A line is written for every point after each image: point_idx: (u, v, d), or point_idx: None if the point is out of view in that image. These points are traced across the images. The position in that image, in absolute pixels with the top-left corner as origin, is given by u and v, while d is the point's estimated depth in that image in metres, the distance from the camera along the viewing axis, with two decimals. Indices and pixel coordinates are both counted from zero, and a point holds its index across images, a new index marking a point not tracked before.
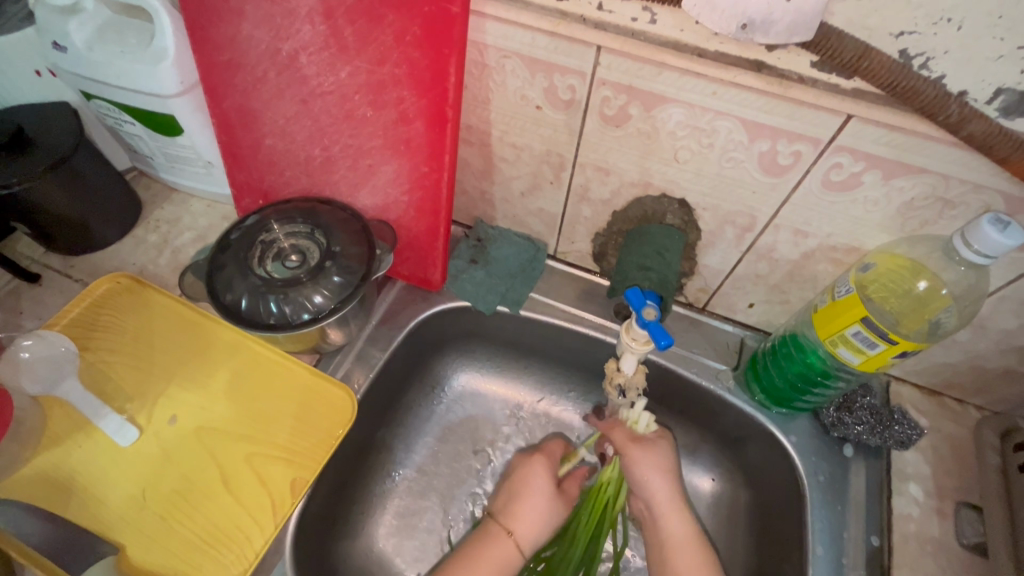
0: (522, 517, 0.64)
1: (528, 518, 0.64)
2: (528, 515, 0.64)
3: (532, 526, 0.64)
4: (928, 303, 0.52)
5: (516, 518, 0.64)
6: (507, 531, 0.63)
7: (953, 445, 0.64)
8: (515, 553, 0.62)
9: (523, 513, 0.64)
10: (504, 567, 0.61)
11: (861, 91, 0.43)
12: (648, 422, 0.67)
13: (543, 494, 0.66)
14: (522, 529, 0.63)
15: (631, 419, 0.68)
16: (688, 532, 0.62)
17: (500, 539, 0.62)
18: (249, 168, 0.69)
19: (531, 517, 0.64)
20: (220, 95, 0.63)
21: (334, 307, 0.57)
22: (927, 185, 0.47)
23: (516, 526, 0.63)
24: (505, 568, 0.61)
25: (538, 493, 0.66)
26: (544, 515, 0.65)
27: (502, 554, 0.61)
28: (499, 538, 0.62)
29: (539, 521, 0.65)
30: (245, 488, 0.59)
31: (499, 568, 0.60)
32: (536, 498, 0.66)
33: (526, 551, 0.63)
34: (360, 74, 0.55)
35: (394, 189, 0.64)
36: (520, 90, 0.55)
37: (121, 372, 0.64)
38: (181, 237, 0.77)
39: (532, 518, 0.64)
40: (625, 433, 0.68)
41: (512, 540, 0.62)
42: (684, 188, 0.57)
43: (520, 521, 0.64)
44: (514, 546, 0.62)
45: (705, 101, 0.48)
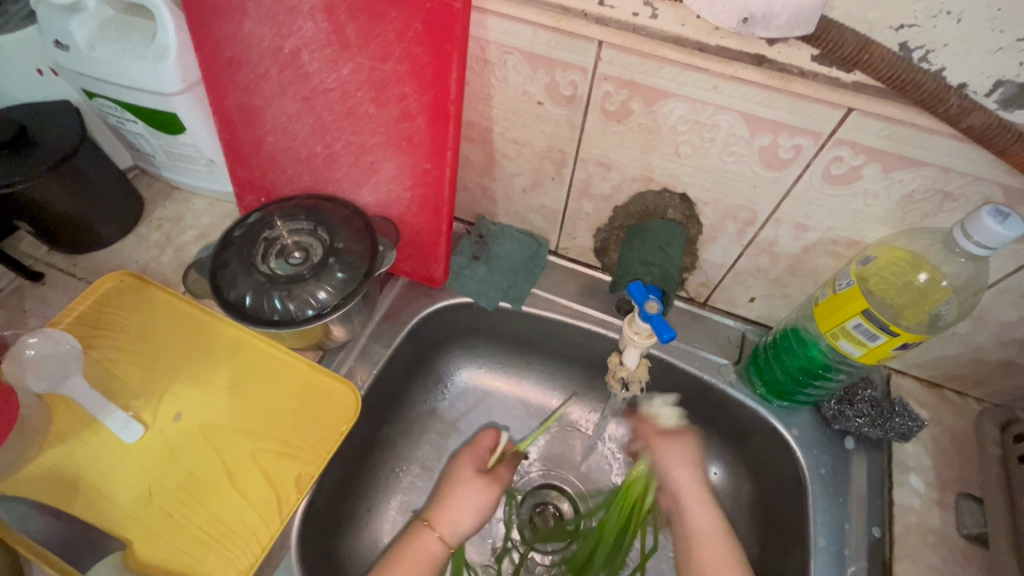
0: (449, 513, 0.64)
1: (452, 510, 0.65)
2: (453, 513, 0.64)
3: (457, 517, 0.64)
4: (929, 295, 0.53)
5: (440, 512, 0.65)
6: (428, 527, 0.64)
7: (954, 437, 0.65)
8: (439, 546, 0.63)
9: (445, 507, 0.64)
10: (428, 559, 0.61)
11: (861, 84, 0.44)
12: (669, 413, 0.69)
13: (466, 489, 0.66)
14: (446, 522, 0.64)
15: (651, 413, 0.70)
16: (715, 520, 0.61)
17: (423, 536, 0.63)
18: (252, 166, 0.69)
19: (455, 511, 0.65)
20: (222, 93, 0.63)
21: (338, 303, 0.57)
22: (927, 178, 0.47)
23: (439, 520, 0.64)
24: (430, 562, 0.61)
25: (466, 487, 0.66)
26: (468, 507, 0.65)
27: (426, 549, 0.62)
28: (420, 534, 0.63)
29: (464, 513, 0.65)
30: (251, 484, 0.59)
31: (423, 564, 0.61)
32: (461, 489, 0.66)
33: (452, 543, 0.63)
34: (362, 70, 0.55)
35: (396, 185, 0.64)
36: (522, 86, 0.56)
37: (126, 369, 0.64)
38: (184, 235, 0.77)
39: (455, 512, 0.65)
40: (650, 427, 0.69)
41: (435, 534, 0.63)
42: (685, 183, 0.57)
43: (445, 516, 0.64)
44: (439, 539, 0.63)
45: (706, 96, 0.49)
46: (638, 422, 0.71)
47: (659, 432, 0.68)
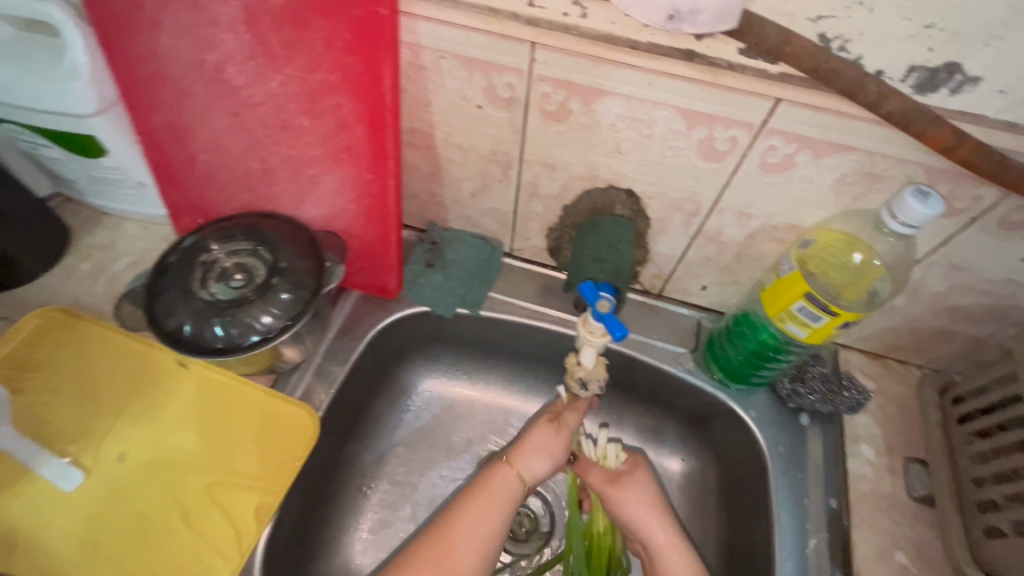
0: (525, 454, 0.65)
1: (534, 449, 0.65)
2: (529, 450, 0.65)
3: (533, 460, 0.65)
4: (864, 273, 0.55)
5: (519, 451, 0.65)
6: (510, 465, 0.64)
7: (899, 404, 0.68)
8: (516, 485, 0.63)
9: (525, 448, 0.65)
10: (506, 493, 0.62)
11: (786, 75, 0.45)
12: (615, 452, 0.67)
13: (545, 436, 0.66)
14: (522, 460, 0.64)
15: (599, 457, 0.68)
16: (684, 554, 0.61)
17: (502, 473, 0.63)
18: (186, 187, 0.66)
19: (534, 451, 0.65)
20: (145, 112, 0.59)
21: (285, 325, 0.55)
22: (855, 162, 0.49)
23: (517, 458, 0.64)
24: (510, 500, 0.62)
25: (542, 435, 0.66)
26: (546, 450, 0.66)
27: (501, 482, 0.62)
28: (501, 470, 0.63)
29: (543, 456, 0.65)
30: (207, 521, 0.56)
31: (504, 499, 0.62)
32: (537, 431, 0.67)
33: (528, 482, 0.64)
34: (292, 82, 0.53)
35: (340, 198, 0.62)
36: (460, 90, 0.55)
37: (62, 412, 0.60)
38: (118, 263, 0.72)
39: (532, 451, 0.65)
40: (601, 473, 0.67)
41: (514, 472, 0.63)
42: (630, 179, 0.58)
43: (522, 455, 0.65)
44: (516, 479, 0.63)
45: (642, 92, 0.49)
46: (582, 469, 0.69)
47: (609, 478, 0.67)
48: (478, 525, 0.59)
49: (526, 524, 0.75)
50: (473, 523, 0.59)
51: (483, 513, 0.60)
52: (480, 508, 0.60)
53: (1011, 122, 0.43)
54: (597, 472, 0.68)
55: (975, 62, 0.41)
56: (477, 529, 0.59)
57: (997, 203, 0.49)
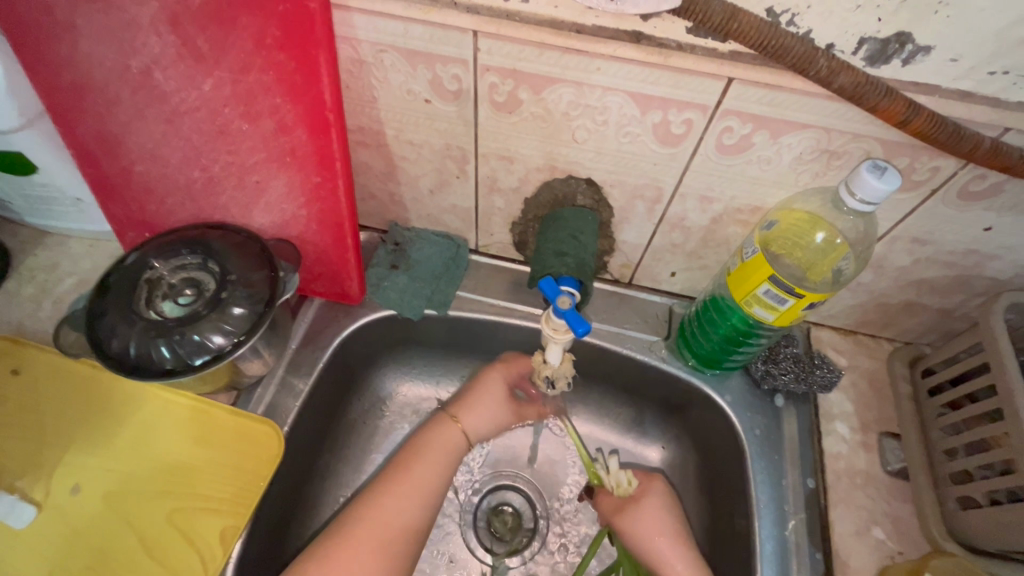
0: (475, 415, 0.68)
1: (479, 410, 0.68)
2: (481, 413, 0.68)
3: (481, 421, 0.68)
4: (828, 253, 0.54)
5: (469, 410, 0.68)
6: (455, 420, 0.67)
7: (872, 379, 0.68)
8: (459, 439, 0.66)
9: (473, 409, 0.68)
10: (448, 448, 0.65)
11: (737, 53, 0.43)
12: (628, 480, 0.66)
13: (496, 399, 0.70)
14: (470, 418, 0.68)
15: (615, 485, 0.67)
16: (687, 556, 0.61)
17: (447, 427, 0.67)
18: (126, 200, 0.62)
19: (479, 409, 0.68)
20: (72, 123, 0.56)
21: (239, 341, 0.52)
22: (811, 139, 0.48)
23: (467, 417, 0.68)
24: (454, 453, 0.66)
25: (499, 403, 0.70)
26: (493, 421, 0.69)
27: (448, 438, 0.66)
28: (447, 425, 0.67)
29: (488, 416, 0.69)
30: (170, 549, 0.54)
31: (447, 454, 0.65)
32: (487, 398, 0.69)
33: (472, 439, 0.68)
34: (225, 84, 0.50)
35: (290, 203, 0.59)
36: (405, 84, 0.52)
37: (9, 446, 0.57)
38: (63, 284, 0.69)
39: (481, 414, 0.68)
40: (612, 500, 0.67)
41: (458, 428, 0.67)
42: (588, 168, 0.56)
43: (471, 414, 0.68)
44: (462, 434, 0.67)
45: (591, 78, 0.47)
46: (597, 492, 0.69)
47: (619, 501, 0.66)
48: (422, 481, 0.62)
49: (509, 523, 0.73)
50: (415, 478, 0.62)
51: (427, 467, 0.63)
52: (423, 464, 0.63)
53: (965, 92, 0.42)
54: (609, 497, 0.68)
55: (925, 31, 0.39)
56: (419, 483, 0.62)
57: (955, 173, 0.48)
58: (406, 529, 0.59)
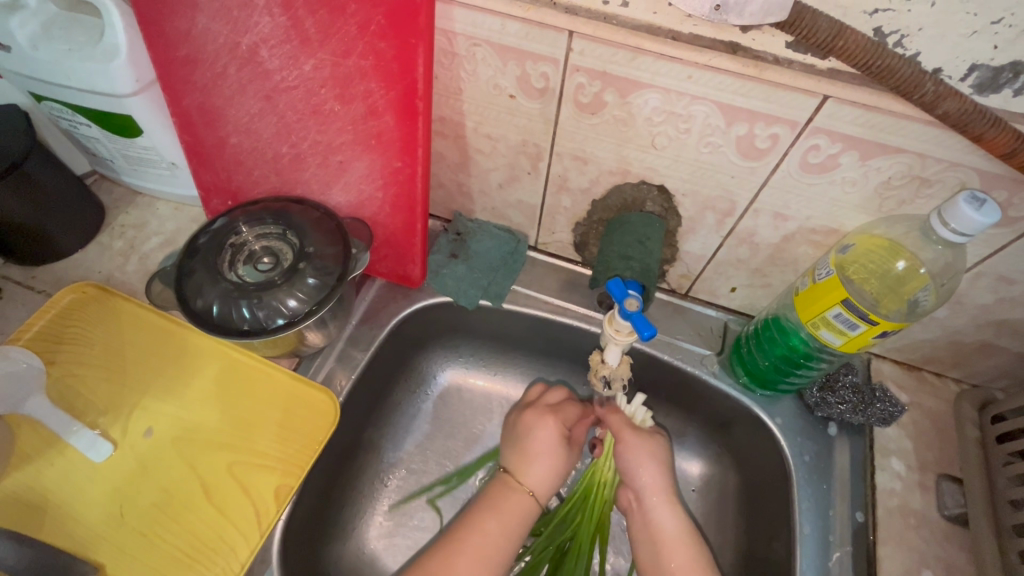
0: (536, 472, 0.64)
1: (544, 468, 0.64)
2: (542, 469, 0.64)
3: (547, 479, 0.64)
4: (907, 282, 0.52)
5: (529, 468, 0.64)
6: (521, 485, 0.63)
7: (933, 419, 0.65)
8: (531, 504, 0.63)
9: (536, 466, 0.64)
10: (519, 516, 0.61)
11: (836, 71, 0.43)
12: (643, 416, 0.69)
13: (550, 447, 0.65)
14: (536, 478, 0.64)
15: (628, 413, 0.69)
16: (679, 527, 0.61)
17: (514, 493, 0.63)
18: (215, 168, 0.66)
19: (546, 469, 0.64)
20: (179, 93, 0.60)
21: (310, 310, 0.55)
22: (904, 164, 0.47)
23: (529, 477, 0.63)
24: (523, 519, 0.62)
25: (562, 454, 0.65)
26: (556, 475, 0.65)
27: (516, 505, 0.62)
28: (512, 491, 0.63)
29: (550, 469, 0.64)
30: (228, 498, 0.57)
31: (517, 520, 0.61)
32: (550, 451, 0.65)
33: (541, 499, 0.64)
34: (325, 66, 0.53)
35: (367, 184, 0.62)
36: (492, 79, 0.54)
37: (93, 386, 0.62)
38: (148, 243, 0.74)
39: (545, 469, 0.64)
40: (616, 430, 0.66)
41: (525, 492, 0.63)
42: (663, 175, 0.56)
43: (533, 473, 0.64)
44: (530, 499, 0.63)
45: (681, 86, 0.47)
46: (605, 412, 0.69)
47: (631, 427, 0.66)
48: (487, 550, 0.58)
49: None
50: (482, 543, 0.58)
51: (496, 533, 0.59)
52: (493, 534, 0.59)
53: None
54: (622, 417, 0.67)
55: None
56: (488, 548, 0.58)
57: None
58: None
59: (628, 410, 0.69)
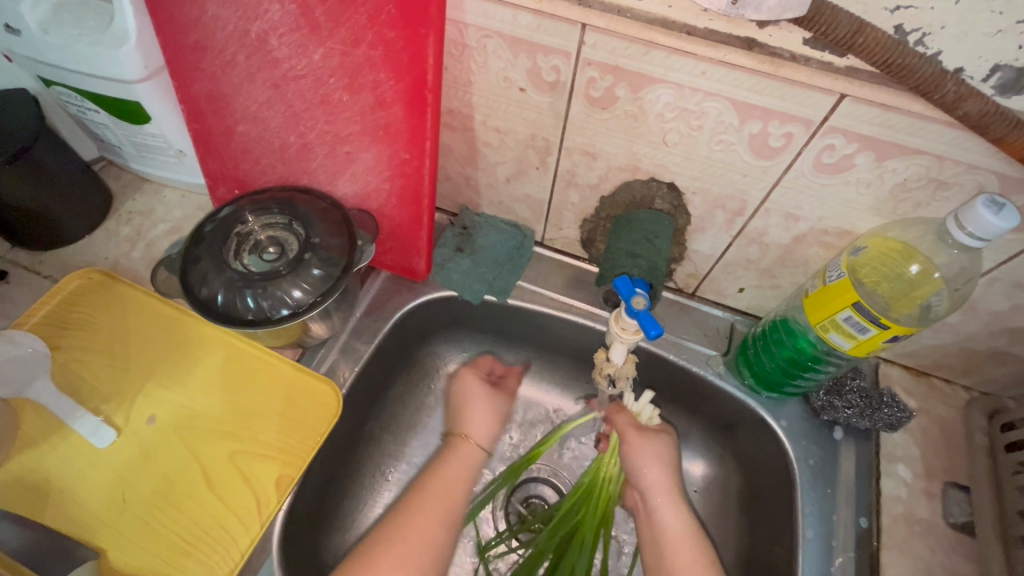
0: (476, 423, 0.69)
1: (483, 418, 0.69)
2: (480, 419, 0.69)
3: (487, 428, 0.69)
4: (920, 286, 0.51)
5: (470, 423, 0.68)
6: (465, 436, 0.67)
7: (942, 426, 0.64)
8: (476, 454, 0.67)
9: (473, 415, 0.69)
10: (465, 464, 0.65)
11: (854, 69, 0.42)
12: (651, 415, 0.69)
13: (482, 398, 0.71)
14: (479, 433, 0.68)
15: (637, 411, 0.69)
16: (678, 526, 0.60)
17: (458, 444, 0.67)
18: (222, 157, 0.66)
19: (484, 420, 0.69)
20: (188, 80, 0.59)
21: (315, 301, 0.55)
22: (920, 167, 0.46)
23: (472, 431, 0.68)
24: (472, 467, 0.65)
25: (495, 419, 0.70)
26: (492, 420, 0.70)
27: (463, 453, 0.66)
28: (458, 443, 0.67)
29: (485, 418, 0.69)
30: (229, 487, 0.57)
31: (467, 470, 0.65)
32: (481, 400, 0.70)
33: (486, 449, 0.68)
34: (334, 56, 0.52)
35: (374, 176, 0.61)
36: (502, 71, 0.53)
37: (97, 372, 0.62)
38: (155, 230, 0.74)
39: (482, 419, 0.69)
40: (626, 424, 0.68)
41: (472, 442, 0.67)
42: (673, 172, 0.56)
43: (474, 425, 0.68)
44: (475, 448, 0.67)
45: (694, 82, 0.47)
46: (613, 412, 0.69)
47: (637, 425, 0.68)
48: (441, 496, 0.61)
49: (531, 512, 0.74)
50: (438, 491, 0.62)
51: (450, 478, 0.63)
52: (448, 479, 0.63)
53: None
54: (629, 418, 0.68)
55: None
56: (446, 493, 0.62)
57: None
58: (434, 537, 0.58)
59: (636, 407, 0.69)
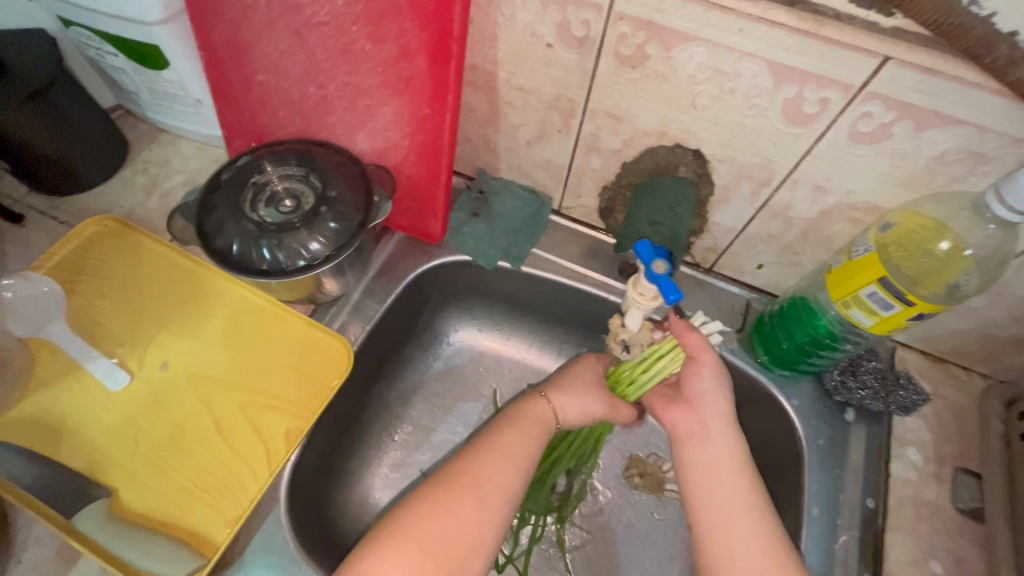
0: (564, 392, 0.63)
1: (570, 390, 0.64)
2: (568, 389, 0.64)
3: (573, 398, 0.63)
4: (951, 263, 0.50)
5: (558, 388, 0.64)
6: (544, 396, 0.62)
7: (956, 412, 0.64)
8: (551, 415, 0.61)
9: (566, 388, 0.64)
10: (542, 424, 0.60)
11: (902, 31, 0.40)
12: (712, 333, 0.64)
13: (585, 380, 0.66)
14: (561, 397, 0.63)
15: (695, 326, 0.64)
16: None
17: (536, 404, 0.61)
18: (240, 107, 0.65)
19: (569, 391, 0.64)
20: (207, 25, 0.58)
21: (330, 254, 0.55)
22: (961, 138, 0.44)
23: (555, 394, 0.63)
24: (546, 429, 0.60)
25: (590, 390, 0.65)
26: (586, 401, 0.64)
27: (539, 412, 0.60)
28: (536, 400, 0.61)
29: (574, 390, 0.64)
30: (239, 436, 0.58)
31: (540, 428, 0.59)
32: (579, 381, 0.66)
33: (561, 418, 0.62)
34: (358, 2, 0.51)
35: (393, 131, 0.60)
36: (530, 25, 0.51)
37: (111, 316, 0.62)
38: (171, 180, 0.74)
39: (569, 389, 0.64)
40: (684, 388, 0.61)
41: (549, 404, 0.61)
42: (700, 138, 0.54)
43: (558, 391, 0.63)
44: (552, 413, 0.61)
45: (730, 40, 0.45)
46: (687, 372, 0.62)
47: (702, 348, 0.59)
48: (512, 449, 0.56)
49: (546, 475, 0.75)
50: (509, 442, 0.56)
51: (520, 435, 0.58)
52: (519, 433, 0.58)
53: None
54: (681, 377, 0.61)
55: None
56: (517, 449, 0.56)
57: None
58: (503, 483, 0.53)
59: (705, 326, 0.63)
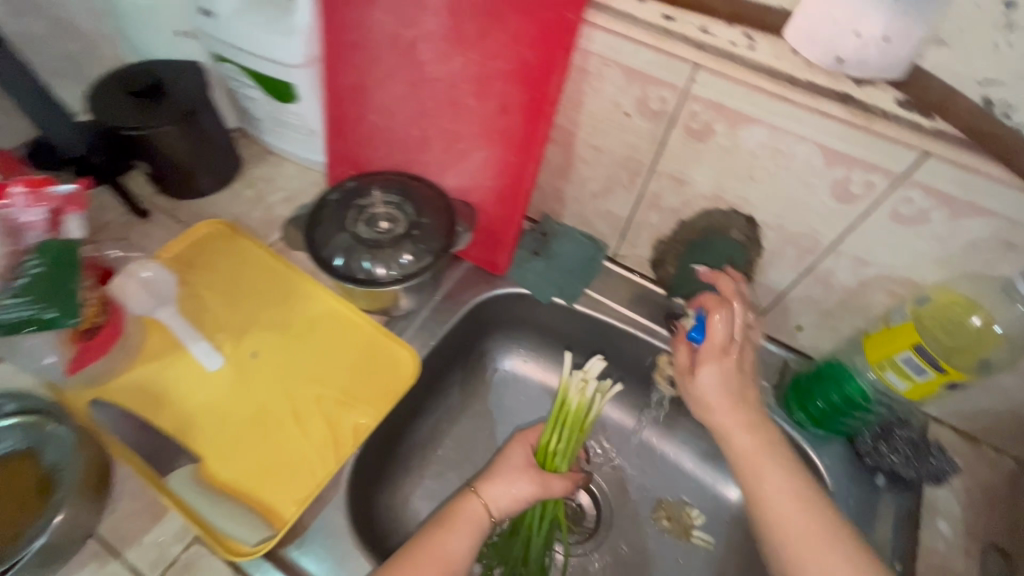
0: (493, 487, 0.65)
1: (498, 481, 0.66)
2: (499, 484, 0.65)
3: (501, 492, 0.65)
4: (983, 339, 0.56)
5: (489, 482, 0.65)
6: (476, 494, 0.63)
7: (986, 489, 0.65)
8: (483, 515, 0.62)
9: (495, 481, 0.65)
10: (473, 524, 0.61)
11: (941, 132, 0.47)
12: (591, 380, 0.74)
13: (515, 469, 0.68)
14: (490, 489, 0.64)
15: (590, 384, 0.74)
16: None
17: (469, 502, 0.63)
18: (349, 140, 0.75)
19: (501, 484, 0.66)
20: (338, 71, 0.69)
21: (417, 271, 0.62)
22: (993, 227, 0.50)
23: (486, 489, 0.64)
24: (477, 530, 0.61)
25: (519, 477, 0.67)
26: (520, 493, 0.66)
27: (469, 512, 0.61)
28: (468, 499, 0.63)
29: (504, 482, 0.66)
30: (312, 425, 0.64)
31: (471, 530, 0.61)
32: (511, 473, 0.67)
33: (495, 514, 0.63)
34: (472, 66, 0.61)
35: (481, 173, 0.69)
36: (613, 96, 0.60)
37: (213, 307, 0.71)
38: (274, 196, 0.84)
39: (501, 485, 0.65)
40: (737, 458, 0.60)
41: (481, 502, 0.63)
42: (754, 206, 0.61)
43: (490, 487, 0.65)
44: (484, 511, 0.62)
45: (789, 125, 0.52)
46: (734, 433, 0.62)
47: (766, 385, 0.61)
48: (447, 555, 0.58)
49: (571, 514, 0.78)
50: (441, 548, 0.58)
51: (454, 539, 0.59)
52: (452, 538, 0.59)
53: None
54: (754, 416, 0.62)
55: None
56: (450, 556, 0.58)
57: None
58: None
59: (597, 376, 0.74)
